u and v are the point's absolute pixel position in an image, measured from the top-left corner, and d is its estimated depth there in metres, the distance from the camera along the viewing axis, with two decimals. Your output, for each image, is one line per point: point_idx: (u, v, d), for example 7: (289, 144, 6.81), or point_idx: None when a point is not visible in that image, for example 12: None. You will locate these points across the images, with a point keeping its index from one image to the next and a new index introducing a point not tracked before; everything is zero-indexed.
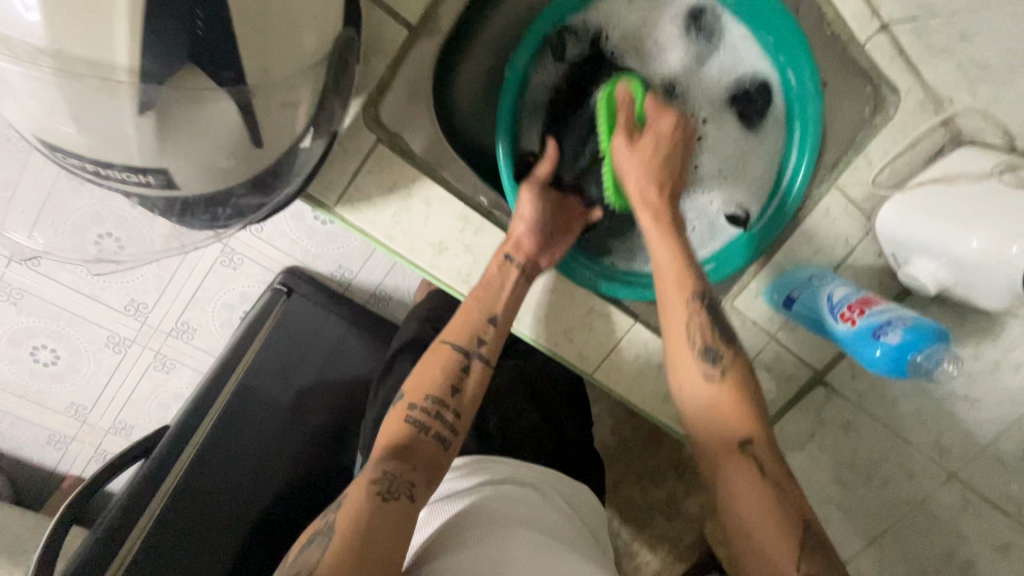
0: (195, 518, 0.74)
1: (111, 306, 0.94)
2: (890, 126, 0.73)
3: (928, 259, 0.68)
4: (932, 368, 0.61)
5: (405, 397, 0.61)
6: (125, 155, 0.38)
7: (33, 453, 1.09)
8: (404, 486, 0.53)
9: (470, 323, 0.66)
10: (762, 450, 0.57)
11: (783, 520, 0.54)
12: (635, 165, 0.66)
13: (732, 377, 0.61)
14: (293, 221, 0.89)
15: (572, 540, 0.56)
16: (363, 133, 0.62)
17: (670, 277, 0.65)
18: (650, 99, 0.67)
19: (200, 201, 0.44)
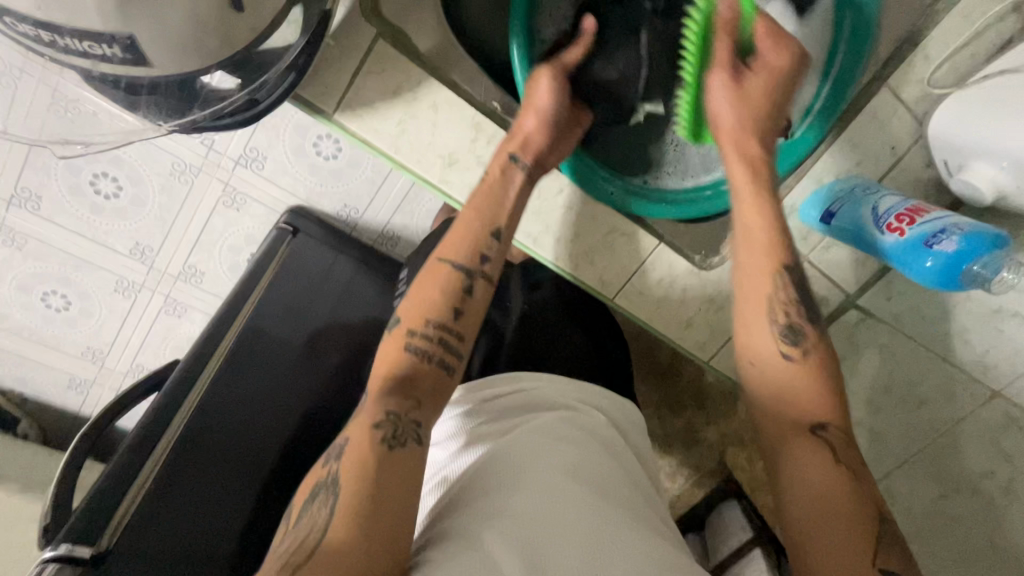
0: (206, 468, 0.70)
1: (114, 249, 0.90)
2: (954, 14, 0.64)
3: (988, 165, 0.62)
4: (989, 278, 0.55)
5: (402, 323, 0.56)
6: (87, 19, 0.32)
7: (56, 397, 1.09)
8: (409, 428, 0.50)
9: (467, 239, 0.59)
10: (836, 432, 0.56)
11: (856, 501, 0.52)
12: (734, 108, 0.62)
13: (813, 359, 0.59)
14: (292, 155, 0.83)
15: (614, 473, 0.54)
16: (361, 27, 0.56)
17: (759, 237, 0.62)
18: (761, 23, 0.60)
19: (169, 83, 0.38)
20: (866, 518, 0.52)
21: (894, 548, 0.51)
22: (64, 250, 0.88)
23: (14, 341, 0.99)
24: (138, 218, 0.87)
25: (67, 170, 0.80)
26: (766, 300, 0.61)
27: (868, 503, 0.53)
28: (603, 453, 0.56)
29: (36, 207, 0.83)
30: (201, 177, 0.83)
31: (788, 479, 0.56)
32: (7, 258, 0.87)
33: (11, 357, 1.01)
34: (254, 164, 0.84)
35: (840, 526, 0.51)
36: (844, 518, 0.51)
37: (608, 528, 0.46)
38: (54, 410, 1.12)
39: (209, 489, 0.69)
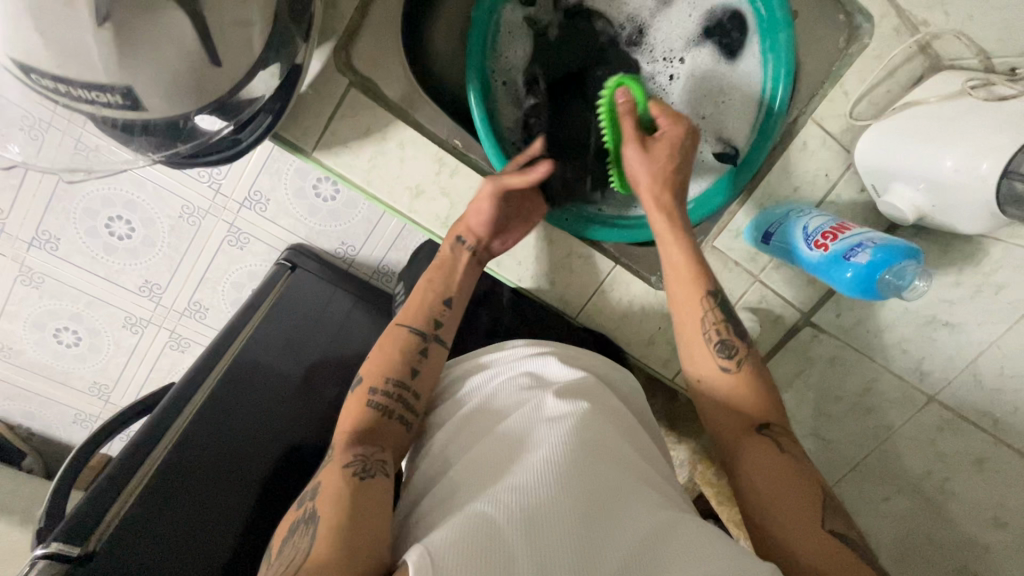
0: (193, 489, 0.68)
1: (124, 286, 0.97)
2: (865, 56, 0.72)
3: (906, 186, 0.68)
4: (902, 287, 0.61)
5: (364, 384, 0.61)
6: (89, 72, 0.38)
7: (62, 431, 1.14)
8: (376, 465, 0.53)
9: (423, 305, 0.67)
10: (778, 431, 0.58)
11: (802, 479, 0.54)
12: (647, 170, 0.67)
13: (747, 367, 0.61)
14: (294, 198, 0.91)
15: (617, 444, 0.53)
16: (335, 78, 0.64)
17: (680, 271, 0.65)
18: (654, 103, 0.68)
19: (160, 124, 0.44)
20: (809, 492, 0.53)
21: (839, 517, 0.52)
22: (77, 288, 0.96)
23: (25, 375, 1.05)
24: (149, 258, 0.94)
25: (83, 213, 0.89)
26: (698, 324, 0.64)
27: (810, 478, 0.54)
28: (608, 422, 0.56)
29: (54, 248, 0.91)
30: (208, 219, 0.91)
31: (747, 477, 0.56)
32: (26, 296, 0.95)
33: (21, 391, 1.07)
34: (258, 206, 0.91)
35: (793, 496, 0.53)
36: (793, 494, 0.53)
37: (601, 493, 0.46)
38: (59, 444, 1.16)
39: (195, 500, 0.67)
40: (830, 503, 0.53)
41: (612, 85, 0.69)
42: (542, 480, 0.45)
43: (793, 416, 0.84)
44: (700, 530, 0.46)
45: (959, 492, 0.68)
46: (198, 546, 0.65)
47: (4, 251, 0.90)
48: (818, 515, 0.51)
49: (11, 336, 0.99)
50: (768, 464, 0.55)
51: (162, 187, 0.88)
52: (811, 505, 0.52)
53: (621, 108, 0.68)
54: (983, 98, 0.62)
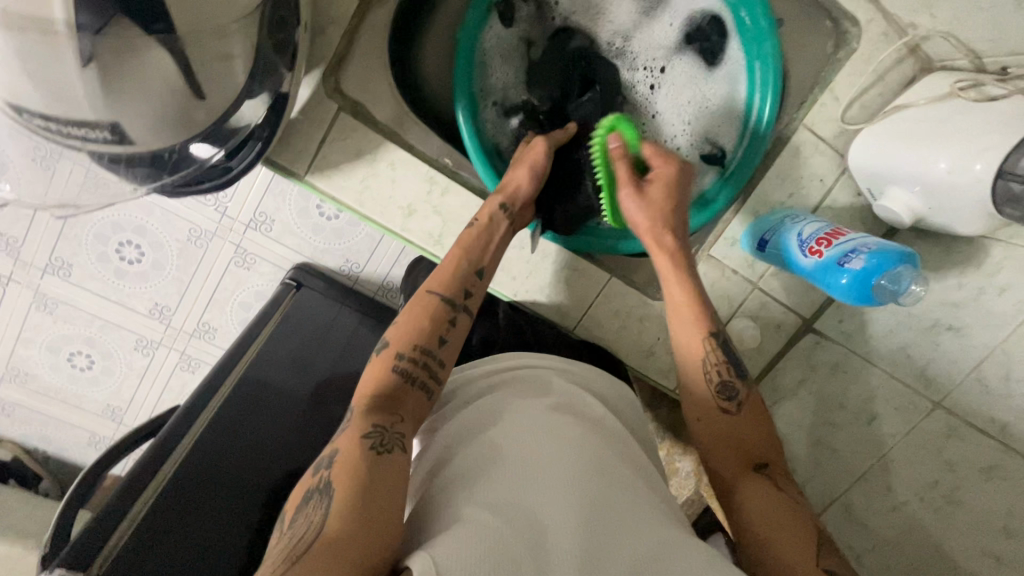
0: (197, 512, 0.64)
1: (134, 309, 0.97)
2: (853, 60, 0.72)
3: (901, 189, 0.67)
4: (898, 292, 0.60)
5: (389, 346, 0.56)
6: (76, 110, 0.39)
7: (75, 455, 1.14)
8: (395, 438, 0.49)
9: (458, 271, 0.62)
10: (777, 471, 0.58)
11: (801, 517, 0.53)
12: (646, 213, 0.65)
13: (746, 409, 0.61)
14: (299, 218, 0.90)
15: (615, 464, 0.51)
16: (324, 102, 0.65)
17: (683, 310, 0.64)
18: (646, 144, 0.67)
19: (145, 156, 0.46)
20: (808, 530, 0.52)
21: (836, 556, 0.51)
22: (88, 312, 0.97)
23: (39, 400, 1.05)
24: (158, 281, 0.95)
25: (93, 240, 0.90)
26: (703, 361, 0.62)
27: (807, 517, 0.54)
28: (601, 437, 0.54)
29: (67, 274, 0.92)
30: (214, 241, 0.91)
31: (749, 513, 0.54)
32: (40, 321, 0.96)
33: (36, 417, 1.07)
34: (264, 228, 0.91)
35: (795, 532, 0.51)
36: (796, 533, 0.51)
37: (607, 511, 0.44)
38: (74, 468, 1.17)
39: (193, 529, 0.62)
40: (827, 540, 0.52)
41: (605, 129, 0.67)
42: (547, 493, 0.44)
43: (800, 424, 0.82)
44: (696, 556, 0.44)
45: (965, 501, 0.66)
46: (206, 569, 0.61)
47: (18, 279, 0.91)
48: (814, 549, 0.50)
49: (26, 362, 1.00)
50: (768, 502, 0.54)
51: (169, 211, 0.88)
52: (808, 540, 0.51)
53: (614, 153, 0.66)
54: (974, 99, 0.62)
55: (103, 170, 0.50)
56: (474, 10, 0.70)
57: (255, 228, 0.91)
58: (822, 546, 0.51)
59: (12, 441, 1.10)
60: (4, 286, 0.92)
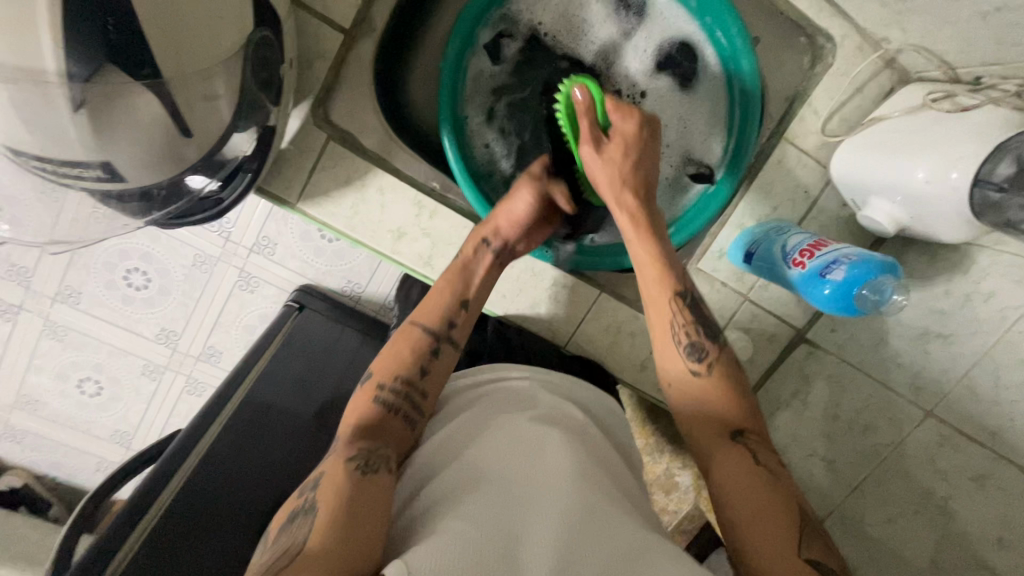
0: (199, 533, 0.64)
1: (142, 334, 0.99)
2: (829, 74, 0.73)
3: (883, 200, 0.67)
4: (881, 301, 0.61)
5: (374, 378, 0.59)
6: (69, 152, 0.41)
7: (85, 480, 1.15)
8: (380, 460, 0.50)
9: (440, 303, 0.65)
10: (753, 438, 0.56)
11: (776, 496, 0.51)
12: (604, 169, 0.66)
13: (718, 371, 0.60)
14: (301, 241, 0.93)
15: (601, 479, 0.52)
16: (314, 132, 0.68)
17: (650, 276, 0.64)
18: (609, 100, 0.67)
19: (135, 192, 0.48)
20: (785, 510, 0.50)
21: (819, 540, 0.49)
22: (95, 338, 0.99)
23: (49, 426, 1.07)
24: (163, 306, 0.97)
25: (101, 267, 0.93)
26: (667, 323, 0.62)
27: (786, 493, 0.52)
28: (583, 450, 0.55)
29: (75, 302, 0.95)
30: (219, 265, 0.93)
31: (724, 487, 0.53)
32: (49, 348, 0.99)
33: (46, 443, 1.09)
34: (267, 251, 0.93)
35: (768, 509, 0.50)
36: (770, 514, 0.49)
37: (587, 526, 0.44)
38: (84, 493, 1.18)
39: (193, 552, 0.63)
40: (808, 524, 0.50)
41: (570, 82, 0.68)
42: (526, 508, 0.45)
43: (798, 436, 0.82)
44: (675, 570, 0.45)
45: (960, 512, 0.65)
46: None
47: (28, 308, 0.94)
48: (790, 529, 0.48)
49: (35, 389, 1.02)
50: (741, 474, 0.53)
51: (172, 238, 0.90)
52: (784, 519, 0.49)
53: (578, 107, 0.67)
54: (946, 111, 0.62)
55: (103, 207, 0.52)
56: (453, 40, 0.71)
57: (259, 251, 0.93)
58: (801, 531, 0.48)
59: (23, 468, 1.12)
60: (15, 315, 0.94)
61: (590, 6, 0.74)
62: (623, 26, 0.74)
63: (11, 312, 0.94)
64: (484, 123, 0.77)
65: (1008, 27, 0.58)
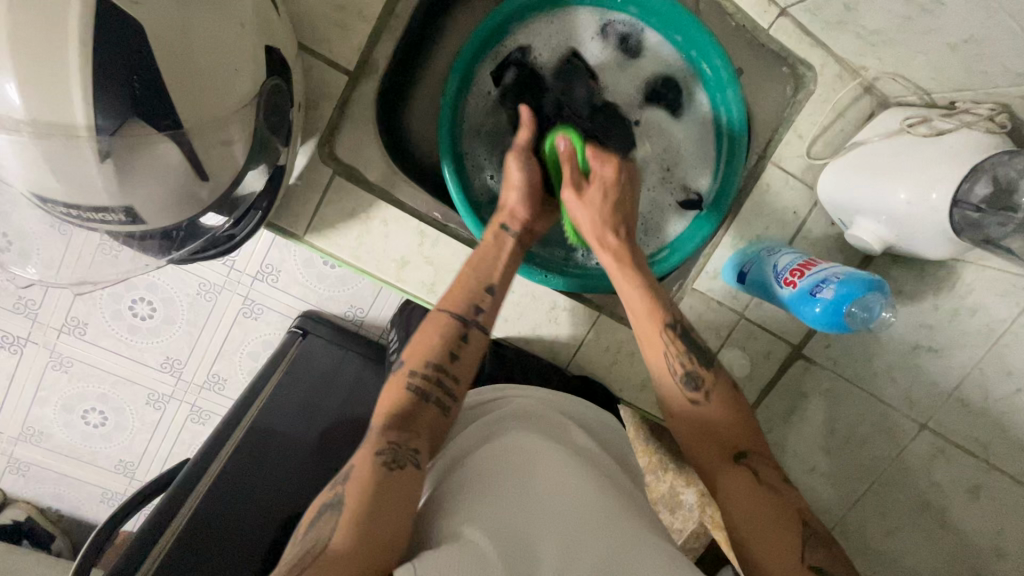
0: (206, 561, 0.65)
1: (147, 363, 1.01)
2: (811, 101, 0.77)
3: (868, 219, 0.69)
4: (869, 317, 0.64)
5: (405, 364, 0.58)
6: (95, 198, 0.44)
7: (89, 512, 1.15)
8: (409, 454, 0.50)
9: (471, 288, 0.64)
10: (757, 457, 0.56)
11: (783, 511, 0.53)
12: (587, 214, 0.67)
13: (717, 397, 0.59)
14: (305, 268, 0.95)
15: (606, 501, 0.54)
16: (320, 168, 0.71)
17: (640, 311, 0.63)
18: (590, 147, 0.70)
19: (154, 233, 0.51)
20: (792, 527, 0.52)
21: (823, 548, 0.52)
22: (102, 368, 1.01)
23: (53, 458, 1.08)
24: (169, 335, 0.99)
25: (108, 299, 0.95)
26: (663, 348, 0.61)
27: (789, 508, 0.54)
28: (580, 464, 0.56)
29: (82, 333, 0.97)
30: (224, 293, 0.96)
31: (732, 509, 0.54)
32: (56, 379, 1.00)
33: (50, 475, 1.09)
34: (271, 278, 0.95)
35: (780, 525, 0.52)
36: (782, 532, 0.52)
37: (585, 536, 0.46)
38: (88, 525, 1.18)
39: None
40: (814, 535, 0.53)
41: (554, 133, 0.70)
42: (531, 518, 0.46)
43: (799, 451, 0.83)
44: None
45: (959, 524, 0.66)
46: None
47: (36, 340, 0.96)
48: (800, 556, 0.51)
49: (42, 421, 1.04)
50: (747, 493, 0.54)
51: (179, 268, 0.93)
52: (793, 544, 0.51)
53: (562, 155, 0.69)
54: (923, 135, 0.66)
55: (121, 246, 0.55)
56: (451, 77, 0.74)
57: (263, 278, 0.95)
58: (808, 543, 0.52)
59: (26, 501, 1.12)
60: (24, 348, 0.96)
61: (581, 42, 0.78)
62: (615, 61, 0.78)
63: (18, 344, 0.96)
64: (484, 159, 0.80)
65: (976, 57, 0.61)
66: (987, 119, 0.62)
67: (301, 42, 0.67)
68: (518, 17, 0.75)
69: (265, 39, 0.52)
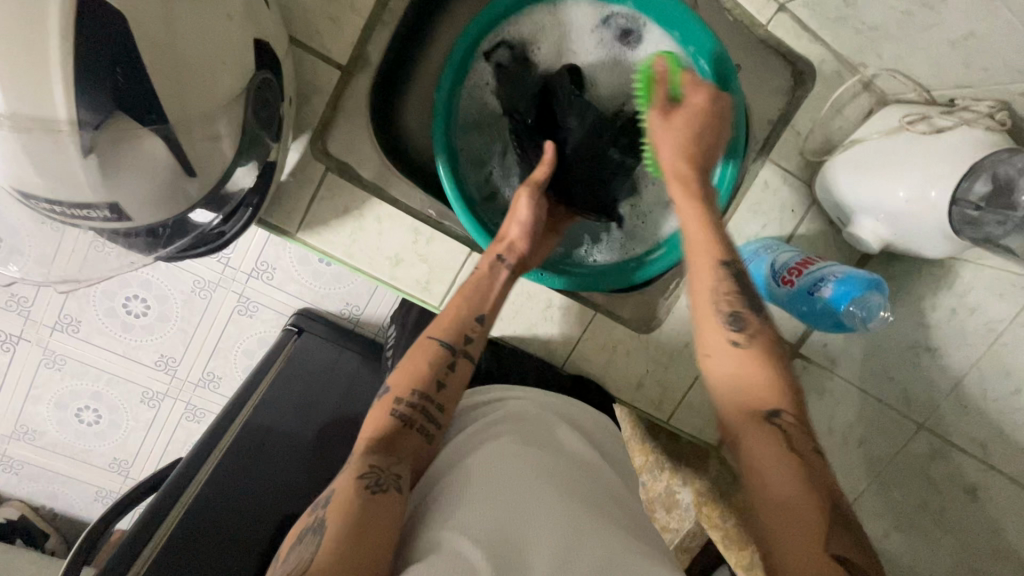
0: (199, 561, 0.65)
1: (140, 361, 1.00)
2: (810, 97, 0.77)
3: (867, 218, 0.69)
4: (867, 317, 0.63)
5: (391, 392, 0.58)
6: (78, 195, 0.43)
7: (84, 510, 1.14)
8: (392, 478, 0.49)
9: (459, 319, 0.65)
10: (791, 418, 0.51)
11: (808, 485, 0.48)
12: (667, 137, 0.66)
13: (759, 344, 0.55)
14: (300, 265, 0.94)
15: (601, 505, 0.53)
16: (312, 165, 0.70)
17: (698, 240, 0.62)
18: (686, 74, 0.68)
19: (142, 230, 0.50)
20: (816, 504, 0.47)
21: (849, 534, 0.47)
22: (95, 366, 1.00)
23: (46, 456, 1.07)
24: (163, 333, 0.98)
25: (101, 296, 0.94)
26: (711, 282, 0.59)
27: (818, 484, 0.49)
28: (569, 469, 0.56)
29: (74, 331, 0.96)
30: (217, 291, 0.95)
31: (757, 476, 0.50)
32: (48, 377, 0.99)
33: (44, 473, 1.08)
34: (265, 276, 0.94)
35: (802, 499, 0.47)
36: (806, 510, 0.47)
37: (576, 541, 0.46)
38: (82, 524, 1.17)
39: None
40: (840, 518, 0.47)
41: (652, 54, 0.69)
42: (521, 525, 0.46)
43: None
44: None
45: (957, 525, 0.66)
46: None
47: (28, 338, 0.95)
48: (821, 538, 0.45)
49: (34, 419, 1.02)
50: (774, 459, 0.49)
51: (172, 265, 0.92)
52: (815, 523, 0.46)
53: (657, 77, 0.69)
54: (922, 132, 0.65)
55: (109, 244, 0.54)
56: (445, 73, 0.72)
57: (256, 275, 0.94)
58: (831, 525, 0.46)
59: (21, 500, 1.11)
60: (16, 345, 0.95)
61: (578, 36, 0.77)
62: (612, 57, 0.78)
63: (10, 342, 0.95)
64: (482, 151, 0.81)
65: (976, 53, 0.61)
66: (988, 116, 0.61)
67: (293, 36, 0.66)
68: (515, 11, 0.74)
69: (255, 32, 0.51)
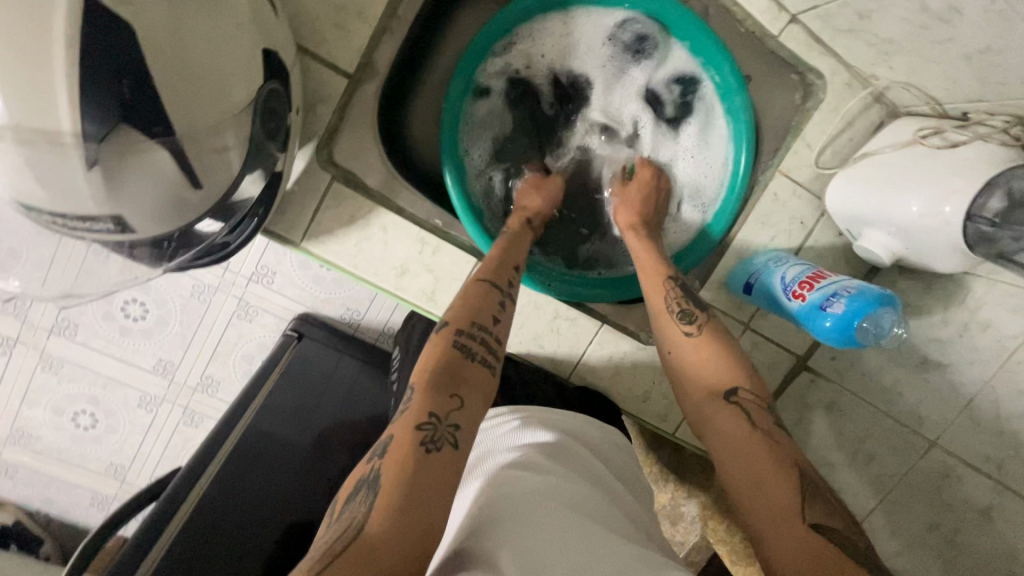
0: None
1: (139, 365, 0.99)
2: (822, 109, 0.76)
3: (878, 231, 0.68)
4: (880, 333, 0.62)
5: (449, 324, 0.55)
6: (81, 207, 0.42)
7: (79, 515, 1.13)
8: (448, 433, 0.45)
9: (503, 264, 0.65)
10: (747, 395, 0.55)
11: (770, 451, 0.50)
12: (620, 200, 0.76)
13: (709, 331, 0.61)
14: (300, 270, 0.92)
15: (620, 525, 0.51)
16: (318, 173, 0.69)
17: (647, 269, 0.69)
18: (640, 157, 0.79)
19: (146, 242, 0.48)
20: (782, 470, 0.49)
21: (821, 502, 0.47)
22: (93, 370, 0.98)
23: (41, 461, 1.05)
24: (162, 336, 0.97)
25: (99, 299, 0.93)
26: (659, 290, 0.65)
27: (783, 454, 0.50)
28: (583, 484, 0.55)
29: (72, 334, 0.94)
30: (217, 295, 0.93)
31: (721, 452, 0.52)
32: (45, 381, 0.98)
33: (40, 478, 1.07)
34: (265, 280, 0.92)
35: (768, 467, 0.49)
36: (773, 477, 0.48)
37: (593, 545, 0.45)
38: (77, 529, 1.15)
39: None
40: (809, 484, 0.48)
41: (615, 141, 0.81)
42: (539, 531, 0.44)
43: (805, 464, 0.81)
44: None
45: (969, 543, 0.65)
46: None
47: (25, 340, 0.94)
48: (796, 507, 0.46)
49: (30, 422, 1.01)
50: (733, 431, 0.52)
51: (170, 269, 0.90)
52: (789, 491, 0.47)
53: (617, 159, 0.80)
54: (936, 146, 0.64)
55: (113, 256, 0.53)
56: (455, 82, 0.72)
57: (257, 279, 0.93)
58: (804, 494, 0.47)
59: (15, 505, 1.09)
60: (12, 348, 0.94)
61: (590, 46, 0.77)
62: (621, 68, 0.78)
63: (8, 345, 0.94)
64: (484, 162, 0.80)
65: (992, 68, 0.60)
66: (1003, 131, 0.60)
67: (300, 44, 0.65)
68: (526, 21, 0.74)
69: (263, 41, 0.50)
